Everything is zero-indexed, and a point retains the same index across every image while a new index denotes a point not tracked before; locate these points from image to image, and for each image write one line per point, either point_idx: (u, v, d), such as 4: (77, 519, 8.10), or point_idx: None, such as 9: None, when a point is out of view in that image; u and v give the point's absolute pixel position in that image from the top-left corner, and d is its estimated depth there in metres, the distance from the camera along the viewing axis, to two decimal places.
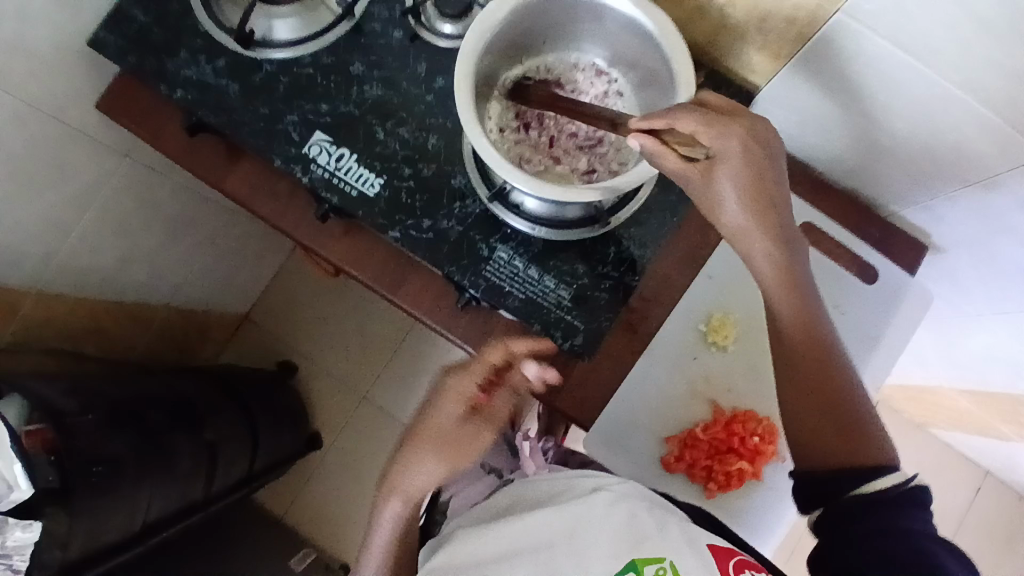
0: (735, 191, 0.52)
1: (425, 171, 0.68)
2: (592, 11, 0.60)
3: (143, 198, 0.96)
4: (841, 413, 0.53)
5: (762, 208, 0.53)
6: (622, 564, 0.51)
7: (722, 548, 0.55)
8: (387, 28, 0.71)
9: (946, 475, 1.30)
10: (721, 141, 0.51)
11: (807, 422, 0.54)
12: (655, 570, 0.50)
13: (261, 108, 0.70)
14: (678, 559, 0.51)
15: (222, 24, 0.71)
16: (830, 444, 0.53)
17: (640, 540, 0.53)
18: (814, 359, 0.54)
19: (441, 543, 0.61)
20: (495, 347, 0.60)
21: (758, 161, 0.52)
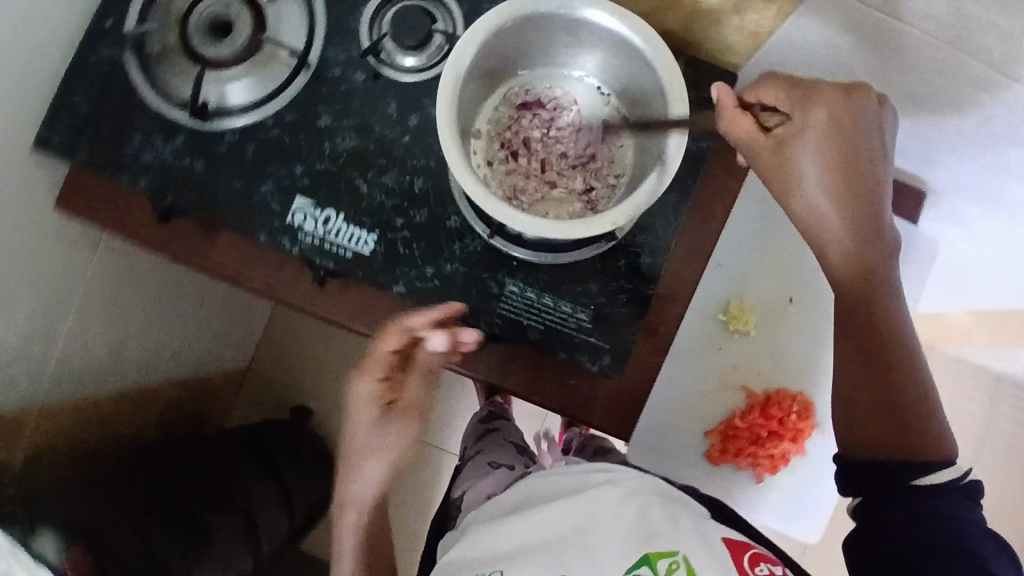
0: (818, 169, 0.51)
1: (417, 217, 0.65)
2: (566, 27, 0.57)
3: (125, 287, 0.93)
4: (907, 399, 0.53)
5: (845, 195, 0.51)
6: (635, 559, 0.53)
7: (739, 542, 0.55)
8: (348, 71, 0.67)
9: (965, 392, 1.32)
10: (815, 120, 0.50)
11: (872, 398, 0.53)
12: (668, 565, 0.52)
13: (232, 181, 0.66)
14: (692, 554, 0.53)
15: (172, 98, 0.67)
16: (893, 431, 0.53)
17: (653, 536, 0.55)
18: (882, 338, 0.53)
19: (463, 540, 0.67)
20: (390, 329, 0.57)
21: (857, 148, 0.50)
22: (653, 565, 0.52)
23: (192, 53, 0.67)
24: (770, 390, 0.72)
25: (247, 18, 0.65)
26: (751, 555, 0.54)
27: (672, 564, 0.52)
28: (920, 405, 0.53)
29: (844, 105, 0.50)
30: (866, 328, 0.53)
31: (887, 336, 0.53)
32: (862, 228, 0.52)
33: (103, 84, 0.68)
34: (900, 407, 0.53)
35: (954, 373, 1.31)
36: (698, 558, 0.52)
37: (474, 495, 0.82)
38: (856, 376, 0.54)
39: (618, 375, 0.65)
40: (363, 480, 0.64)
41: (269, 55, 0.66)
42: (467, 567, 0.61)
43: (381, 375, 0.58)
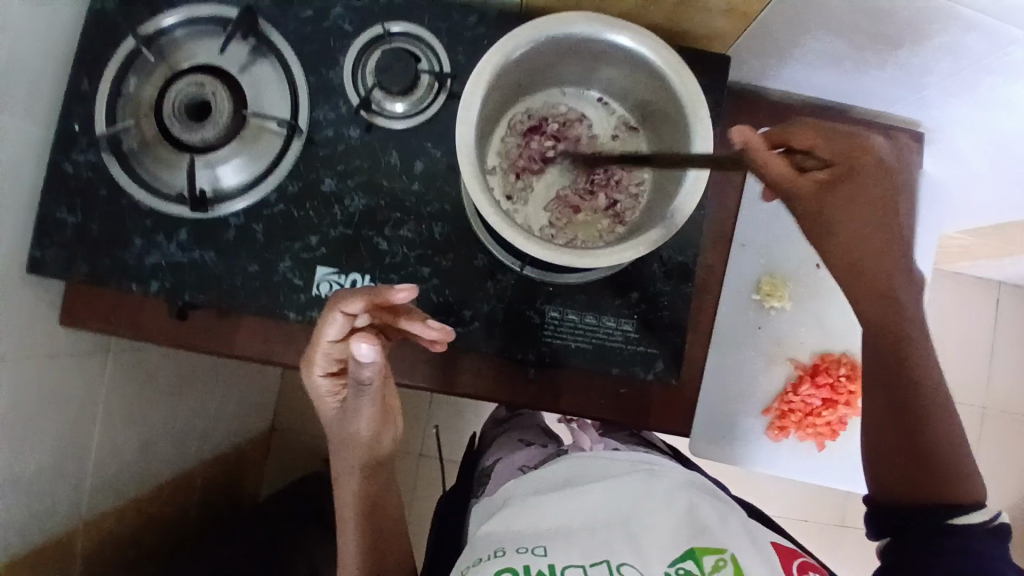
0: (856, 217, 0.53)
1: (444, 262, 0.64)
2: (564, 51, 0.56)
3: (140, 381, 0.86)
4: (933, 444, 0.52)
5: (884, 234, 0.53)
6: (679, 552, 0.44)
7: (788, 549, 0.48)
8: (342, 129, 0.65)
9: (975, 305, 1.34)
10: (856, 161, 0.53)
11: (899, 433, 0.53)
12: (716, 562, 0.43)
13: (249, 264, 0.64)
14: (741, 551, 0.44)
15: (166, 193, 0.65)
16: (917, 466, 0.52)
17: (702, 531, 0.46)
18: (905, 376, 0.53)
19: (500, 512, 0.52)
20: (328, 312, 0.50)
21: (888, 193, 0.53)
22: (699, 561, 0.43)
23: (176, 141, 0.64)
24: (819, 354, 0.74)
25: (227, 97, 0.64)
26: (797, 563, 0.46)
27: (719, 562, 0.43)
28: (948, 450, 0.52)
29: (878, 151, 0.53)
30: (889, 366, 0.54)
31: (913, 374, 0.53)
32: (886, 274, 0.53)
33: (88, 192, 0.65)
34: (927, 452, 0.52)
35: (963, 288, 1.33)
36: (751, 562, 0.43)
37: (504, 468, 0.71)
38: (878, 418, 0.54)
39: (674, 378, 0.65)
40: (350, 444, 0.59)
41: (257, 130, 0.65)
42: (501, 541, 0.47)
43: (324, 359, 0.53)
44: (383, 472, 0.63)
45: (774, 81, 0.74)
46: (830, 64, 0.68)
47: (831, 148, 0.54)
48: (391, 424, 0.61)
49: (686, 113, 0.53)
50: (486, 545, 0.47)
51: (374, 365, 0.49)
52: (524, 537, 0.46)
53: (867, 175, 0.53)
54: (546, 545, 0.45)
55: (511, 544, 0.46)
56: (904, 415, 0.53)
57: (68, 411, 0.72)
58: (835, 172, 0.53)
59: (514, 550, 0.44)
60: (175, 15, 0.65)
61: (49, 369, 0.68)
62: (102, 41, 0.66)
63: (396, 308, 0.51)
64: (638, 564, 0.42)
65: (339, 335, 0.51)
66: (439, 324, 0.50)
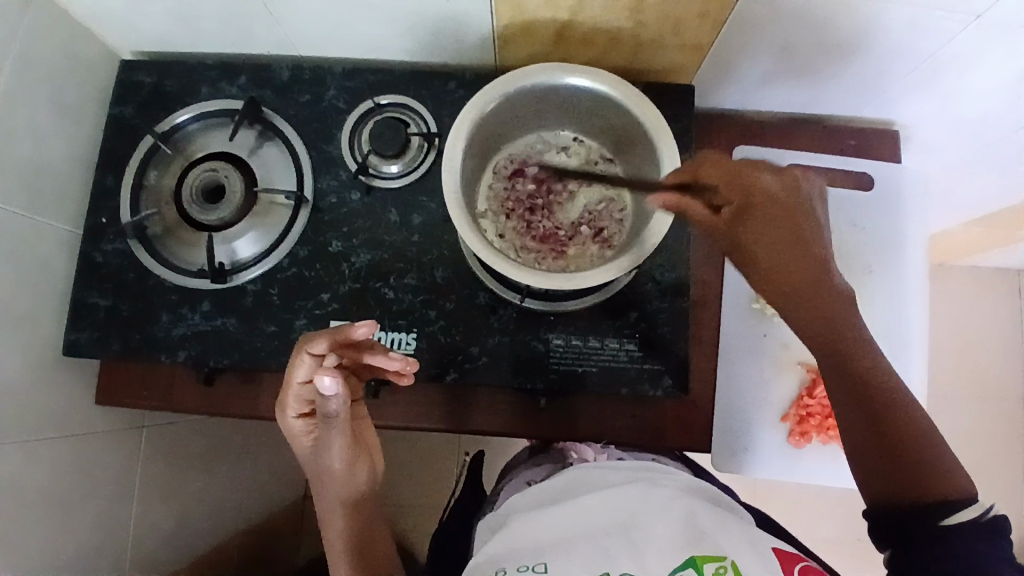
0: (771, 248, 0.53)
1: (448, 304, 0.68)
2: (534, 97, 0.62)
3: (173, 457, 0.89)
4: (907, 448, 0.51)
5: (801, 256, 0.53)
6: (679, 559, 0.44)
7: (788, 553, 0.46)
8: (344, 194, 0.71)
9: (995, 298, 1.31)
10: (756, 196, 0.53)
11: (869, 438, 0.52)
12: (717, 569, 0.43)
13: (268, 325, 0.69)
14: (741, 558, 0.44)
15: (189, 269, 0.70)
16: (896, 472, 0.50)
17: (701, 538, 0.46)
18: (865, 383, 0.52)
19: (501, 532, 0.54)
20: (296, 355, 0.54)
21: (799, 225, 0.53)
22: (699, 569, 0.43)
23: (194, 222, 0.71)
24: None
25: (238, 177, 0.70)
26: (798, 567, 0.45)
27: (719, 569, 0.43)
28: (924, 450, 0.50)
29: (775, 187, 0.53)
30: (843, 381, 0.53)
31: (867, 373, 0.53)
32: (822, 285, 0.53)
33: (117, 276, 0.71)
34: (901, 457, 0.51)
35: (978, 279, 1.32)
36: (749, 566, 0.43)
37: (514, 484, 0.71)
38: (849, 419, 0.53)
39: (683, 393, 0.66)
40: (328, 480, 0.62)
41: (267, 204, 0.71)
42: (502, 559, 0.49)
43: (294, 401, 0.57)
44: (366, 507, 0.65)
45: (742, 103, 0.78)
46: (790, 81, 0.72)
47: (730, 189, 0.54)
48: (369, 456, 0.64)
49: (653, 137, 0.59)
50: (489, 564, 0.49)
51: (339, 397, 0.55)
52: (523, 554, 0.48)
53: (768, 211, 0.53)
54: (545, 562, 0.46)
55: (512, 563, 0.48)
56: (870, 413, 0.52)
57: (106, 486, 0.75)
58: (741, 210, 0.53)
59: (515, 569, 0.47)
60: (187, 112, 0.73)
61: (85, 446, 0.72)
62: (124, 144, 0.74)
63: (360, 344, 0.55)
64: (637, 572, 0.44)
65: (307, 375, 0.55)
66: (400, 357, 0.53)
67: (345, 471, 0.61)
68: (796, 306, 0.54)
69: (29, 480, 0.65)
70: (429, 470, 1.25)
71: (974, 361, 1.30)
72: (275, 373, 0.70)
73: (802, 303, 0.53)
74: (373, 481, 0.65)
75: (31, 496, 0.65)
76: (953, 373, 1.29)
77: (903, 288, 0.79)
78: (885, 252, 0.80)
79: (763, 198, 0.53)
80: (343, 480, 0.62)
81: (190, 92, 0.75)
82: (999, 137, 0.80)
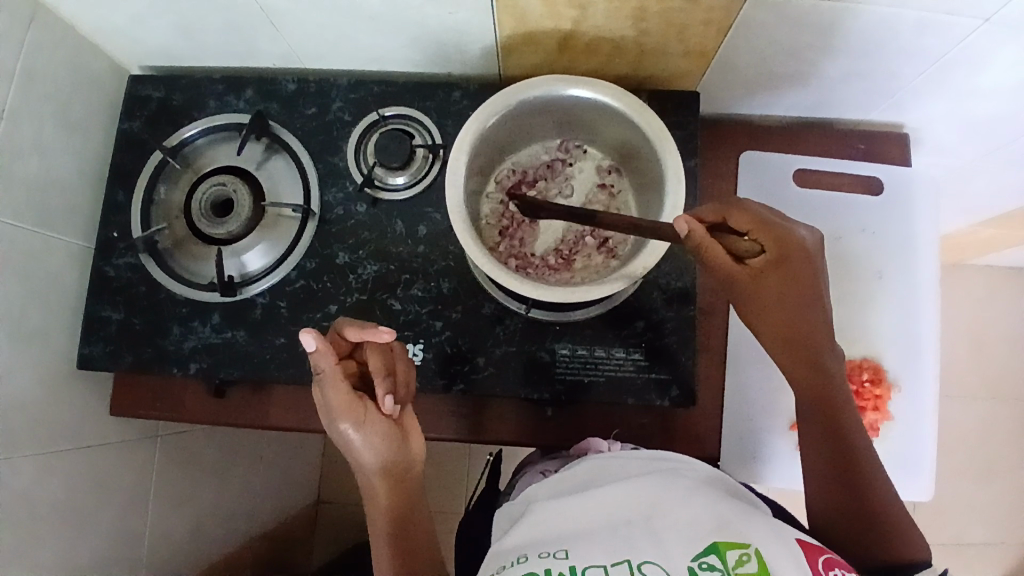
0: (785, 300, 0.56)
1: (454, 315, 0.68)
2: (539, 107, 0.62)
3: (187, 464, 0.90)
4: (873, 501, 0.56)
5: (808, 309, 0.56)
6: (702, 546, 0.43)
7: (813, 543, 0.44)
8: (350, 206, 0.71)
9: (1008, 295, 1.29)
10: (790, 249, 0.54)
11: (846, 491, 0.56)
12: (741, 556, 0.42)
13: (277, 337, 0.70)
14: (766, 546, 0.42)
15: (198, 282, 0.71)
16: (870, 517, 0.55)
17: (724, 524, 0.45)
18: (845, 435, 0.58)
19: (523, 520, 0.51)
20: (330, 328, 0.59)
21: (817, 281, 0.55)
22: (723, 556, 0.42)
23: (203, 236, 0.72)
24: (848, 361, 0.77)
25: (247, 192, 0.71)
26: (823, 558, 0.43)
27: (743, 556, 0.42)
28: (888, 507, 0.56)
29: (808, 240, 0.55)
30: (826, 427, 0.58)
31: (844, 429, 0.58)
32: (820, 339, 0.57)
33: (128, 290, 0.72)
34: (867, 506, 0.55)
35: (993, 278, 1.30)
36: (774, 552, 0.42)
37: (528, 475, 0.68)
38: (828, 470, 0.58)
39: (690, 403, 0.66)
40: (355, 456, 0.58)
41: (274, 217, 0.72)
42: (525, 547, 0.47)
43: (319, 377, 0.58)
44: (403, 484, 0.59)
45: (748, 109, 0.78)
46: (798, 85, 0.71)
47: (765, 237, 0.54)
48: (397, 440, 0.58)
49: (657, 147, 0.59)
50: (512, 551, 0.47)
51: (329, 361, 0.54)
52: (546, 542, 0.47)
53: (793, 266, 0.54)
54: (567, 548, 0.45)
55: (533, 550, 0.46)
56: (846, 468, 0.57)
57: (120, 494, 0.76)
58: (769, 259, 0.55)
59: (537, 554, 0.45)
60: (194, 127, 0.75)
61: (99, 457, 0.73)
62: (132, 159, 0.75)
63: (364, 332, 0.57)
64: (660, 560, 0.42)
65: (345, 352, 0.59)
66: (385, 331, 0.56)
67: (364, 446, 0.57)
68: (792, 347, 0.58)
69: (44, 492, 0.66)
70: (442, 474, 1.26)
71: (989, 361, 1.28)
72: (283, 384, 0.71)
73: (797, 347, 0.58)
74: (409, 459, 0.59)
75: (48, 507, 0.66)
76: (965, 374, 1.27)
77: (915, 293, 0.78)
78: (896, 256, 0.79)
79: (796, 252, 0.54)
80: (368, 451, 0.57)
81: (197, 107, 0.76)
82: (1010, 137, 0.79)
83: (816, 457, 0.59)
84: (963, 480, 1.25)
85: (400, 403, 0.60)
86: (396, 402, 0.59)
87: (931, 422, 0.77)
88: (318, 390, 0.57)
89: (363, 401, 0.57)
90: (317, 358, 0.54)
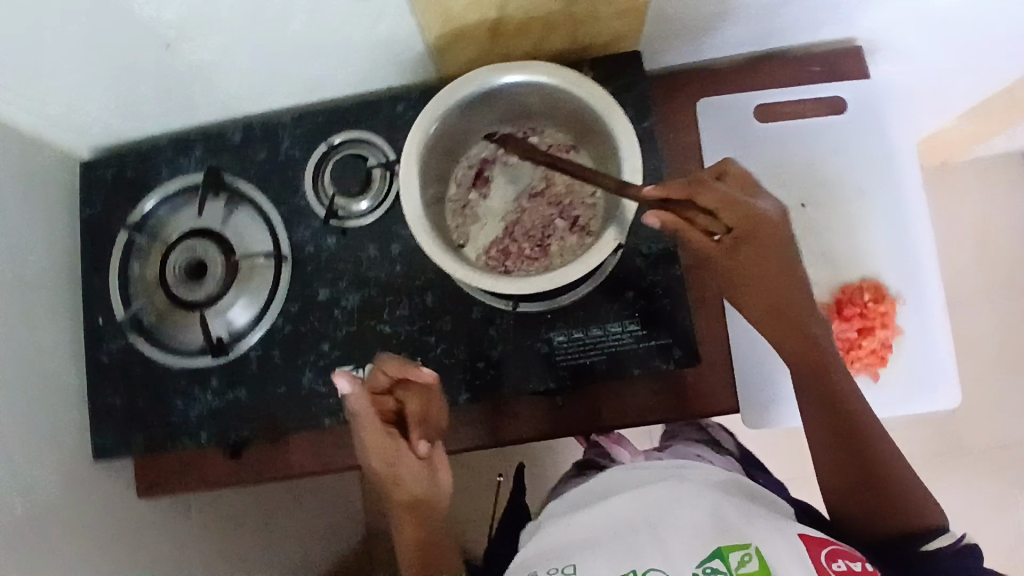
0: (760, 274, 0.56)
1: (445, 325, 0.68)
2: (477, 103, 0.62)
3: (227, 528, 0.90)
4: (886, 481, 0.57)
5: (781, 283, 0.56)
6: (706, 552, 0.49)
7: (816, 537, 0.50)
8: (320, 241, 0.71)
9: (1003, 183, 1.27)
10: (755, 227, 0.53)
11: (856, 471, 0.58)
12: (743, 556, 0.48)
13: (278, 386, 0.69)
14: (765, 543, 0.49)
15: (189, 349, 0.72)
16: (884, 494, 0.57)
17: (728, 527, 0.51)
18: (846, 413, 0.59)
19: (535, 538, 0.59)
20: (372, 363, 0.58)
21: (785, 254, 0.55)
22: (726, 559, 0.48)
23: (183, 303, 0.72)
24: (847, 286, 0.76)
25: (216, 251, 0.71)
26: (826, 551, 0.48)
27: (745, 556, 0.48)
28: (902, 483, 0.57)
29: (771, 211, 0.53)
30: (831, 407, 0.59)
31: (847, 409, 0.59)
32: (801, 311, 0.58)
33: (125, 372, 0.73)
34: (879, 483, 0.57)
35: (986, 168, 1.27)
36: (773, 549, 0.48)
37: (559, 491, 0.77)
38: (837, 451, 0.59)
39: (696, 361, 0.65)
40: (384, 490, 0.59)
41: (248, 269, 0.71)
42: (534, 564, 0.55)
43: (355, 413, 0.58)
44: (427, 520, 0.60)
45: (695, 56, 0.77)
46: (737, 22, 0.70)
47: (733, 216, 0.53)
48: (426, 476, 0.58)
49: (601, 113, 0.59)
50: (526, 566, 0.55)
51: (360, 399, 0.55)
52: (553, 557, 0.54)
53: (763, 239, 0.54)
54: (573, 562, 0.52)
55: (542, 566, 0.53)
56: (857, 450, 0.58)
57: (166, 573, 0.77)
58: (739, 237, 0.54)
59: (544, 571, 0.52)
60: (153, 199, 0.75)
61: (137, 540, 0.74)
62: (101, 242, 0.75)
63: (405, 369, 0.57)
64: (665, 567, 0.49)
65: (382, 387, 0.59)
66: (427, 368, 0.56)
67: (392, 481, 0.58)
68: (778, 322, 0.58)
69: None
70: (484, 486, 1.24)
71: (1000, 252, 1.25)
72: (296, 431, 0.70)
73: (787, 327, 0.58)
74: (436, 494, 0.59)
75: None
76: (979, 270, 1.25)
77: (903, 202, 0.77)
78: (875, 169, 0.77)
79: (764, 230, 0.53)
80: (396, 485, 0.58)
81: (153, 178, 0.76)
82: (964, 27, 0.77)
83: (822, 440, 0.60)
84: (1000, 376, 1.23)
85: (434, 442, 0.59)
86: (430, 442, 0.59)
87: (945, 328, 0.76)
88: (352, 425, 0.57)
89: (394, 441, 0.57)
90: (350, 396, 0.55)
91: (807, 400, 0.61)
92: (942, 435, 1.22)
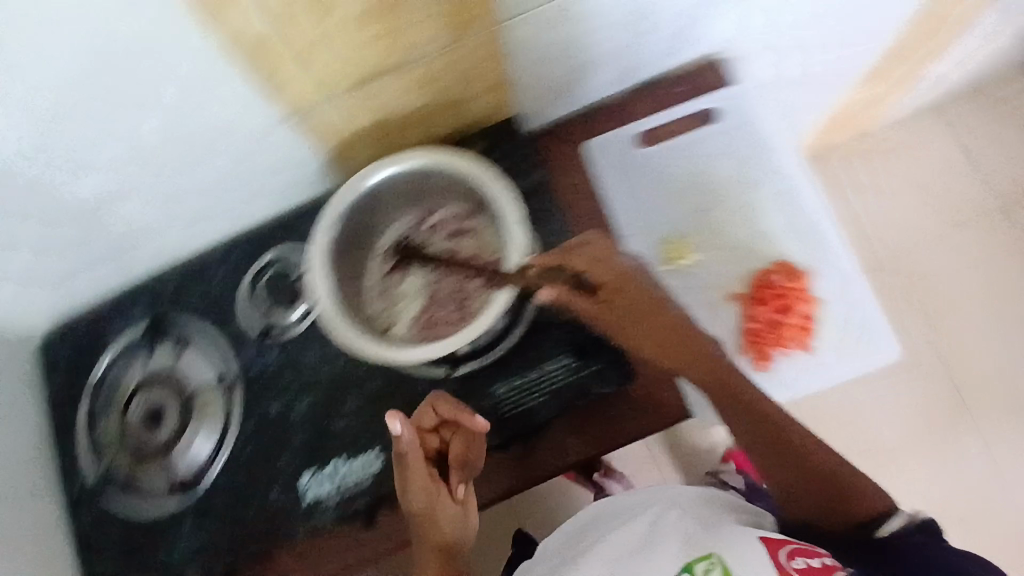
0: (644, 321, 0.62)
1: (394, 405, 0.71)
2: (371, 200, 0.69)
3: None
4: (840, 484, 0.66)
5: (664, 321, 0.63)
6: (678, 566, 0.62)
7: (776, 539, 0.62)
8: (264, 357, 0.75)
9: (928, 137, 1.28)
10: (623, 281, 0.61)
11: (817, 483, 0.67)
12: (707, 565, 0.61)
13: (248, 509, 0.71)
14: (725, 553, 0.61)
15: (159, 493, 0.74)
16: (843, 496, 0.66)
17: (696, 543, 0.64)
18: (779, 427, 0.68)
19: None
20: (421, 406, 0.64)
21: (657, 297, 0.62)
22: (692, 569, 0.61)
23: (148, 449, 0.75)
24: (764, 270, 0.86)
25: (169, 391, 0.75)
26: (785, 551, 0.61)
27: (708, 565, 0.61)
28: (853, 482, 0.66)
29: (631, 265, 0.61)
30: (766, 422, 0.67)
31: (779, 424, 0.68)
32: (692, 337, 0.64)
33: (102, 532, 0.74)
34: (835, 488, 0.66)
35: (908, 127, 1.29)
36: (732, 560, 0.60)
37: None
38: (789, 466, 0.67)
39: (631, 377, 0.68)
40: (421, 532, 0.64)
41: (201, 400, 0.75)
42: None
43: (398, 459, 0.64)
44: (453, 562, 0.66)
45: (571, 105, 0.82)
46: (594, 69, 0.76)
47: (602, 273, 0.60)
48: (461, 517, 0.65)
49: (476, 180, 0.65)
50: None
51: (415, 444, 0.61)
52: None
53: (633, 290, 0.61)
54: None
55: None
56: (806, 463, 0.67)
57: None
58: (612, 293, 0.61)
59: None
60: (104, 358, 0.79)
61: None
62: (66, 407, 0.78)
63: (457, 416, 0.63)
64: None
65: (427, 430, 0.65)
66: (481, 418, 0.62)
67: (431, 524, 0.63)
68: (677, 355, 0.64)
69: None
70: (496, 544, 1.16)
71: (943, 203, 1.26)
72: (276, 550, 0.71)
73: (691, 355, 0.64)
74: (463, 534, 0.66)
75: None
76: (926, 224, 1.26)
77: (788, 187, 0.86)
78: (755, 162, 0.85)
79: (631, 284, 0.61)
80: (433, 527, 0.64)
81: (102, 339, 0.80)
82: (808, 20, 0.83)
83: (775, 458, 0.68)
84: (977, 320, 1.22)
85: (465, 485, 0.66)
86: (462, 485, 0.66)
87: (852, 283, 0.89)
88: (400, 468, 0.63)
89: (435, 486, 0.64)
90: (404, 441, 0.60)
91: (740, 419, 0.68)
92: (939, 390, 1.20)
